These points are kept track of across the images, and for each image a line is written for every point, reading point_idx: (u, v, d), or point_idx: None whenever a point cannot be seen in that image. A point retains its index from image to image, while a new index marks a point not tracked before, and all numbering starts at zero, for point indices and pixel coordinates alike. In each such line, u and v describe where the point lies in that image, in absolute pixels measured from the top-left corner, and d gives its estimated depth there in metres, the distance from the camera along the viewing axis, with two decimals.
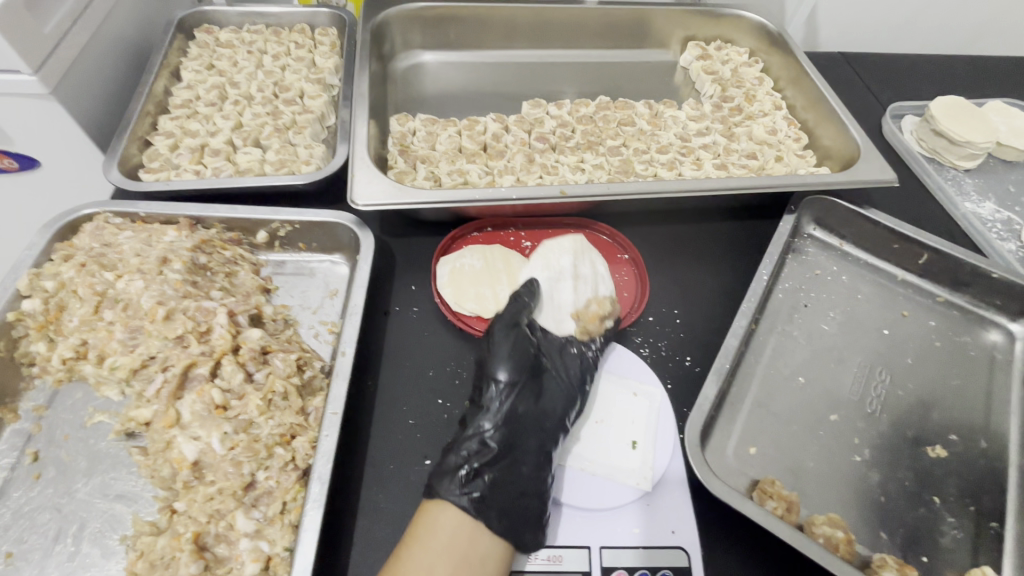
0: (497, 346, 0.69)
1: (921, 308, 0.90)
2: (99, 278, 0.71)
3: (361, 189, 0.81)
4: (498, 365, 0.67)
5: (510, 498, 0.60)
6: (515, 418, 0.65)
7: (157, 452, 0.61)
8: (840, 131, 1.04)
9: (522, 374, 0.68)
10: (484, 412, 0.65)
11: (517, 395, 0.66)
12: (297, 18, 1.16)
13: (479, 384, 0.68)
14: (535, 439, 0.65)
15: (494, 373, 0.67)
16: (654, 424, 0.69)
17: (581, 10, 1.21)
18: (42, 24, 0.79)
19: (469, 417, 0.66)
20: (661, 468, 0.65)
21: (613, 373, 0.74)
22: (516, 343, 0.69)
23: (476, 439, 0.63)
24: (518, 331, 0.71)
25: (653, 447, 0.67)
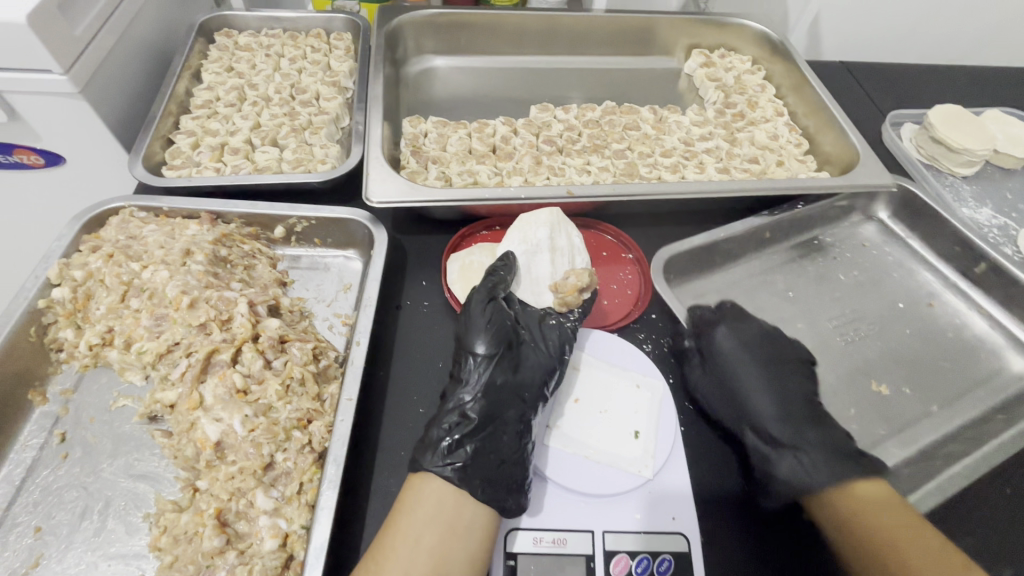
0: (474, 322, 0.72)
1: (918, 310, 0.93)
2: (125, 268, 0.74)
3: (376, 188, 0.84)
4: (475, 340, 0.71)
5: (492, 466, 0.62)
6: (493, 387, 0.67)
7: (181, 432, 0.63)
8: (840, 137, 1.07)
9: (499, 347, 0.70)
10: (464, 385, 0.68)
11: (494, 366, 0.69)
12: (313, 23, 1.19)
13: (459, 357, 0.72)
14: (514, 407, 0.67)
15: (471, 347, 0.70)
16: (655, 415, 0.71)
17: (588, 17, 1.24)
18: (73, 26, 0.83)
19: (452, 389, 0.69)
20: (662, 456, 0.68)
21: (615, 365, 0.76)
22: (492, 318, 0.73)
23: (457, 409, 0.66)
24: (493, 306, 0.74)
25: (654, 436, 0.69)
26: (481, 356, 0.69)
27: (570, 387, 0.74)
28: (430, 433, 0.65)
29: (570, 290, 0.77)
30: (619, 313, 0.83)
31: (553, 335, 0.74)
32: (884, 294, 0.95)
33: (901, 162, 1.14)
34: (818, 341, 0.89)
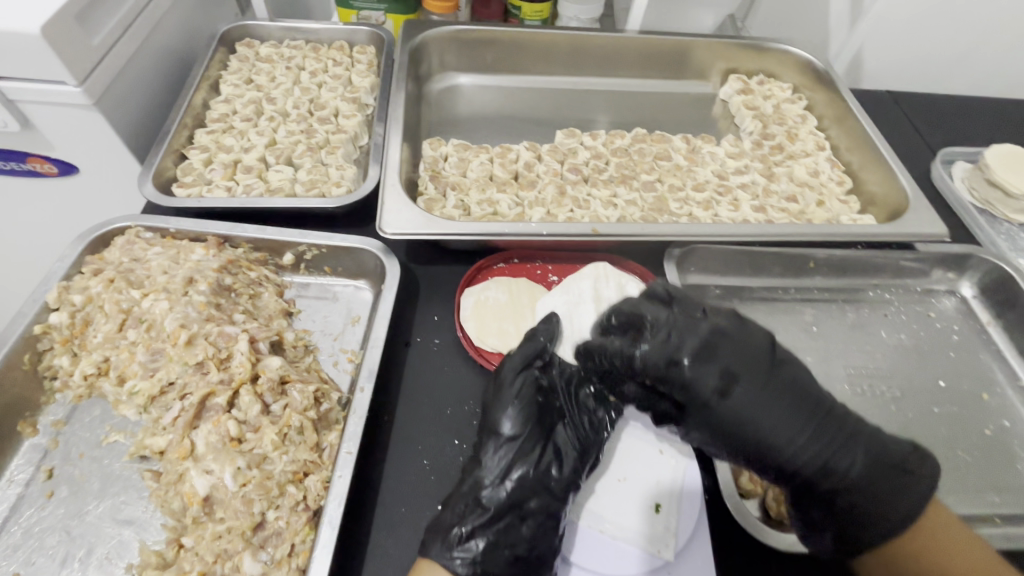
0: (505, 394, 0.67)
1: (967, 376, 0.86)
2: (126, 295, 0.71)
3: (390, 216, 0.80)
4: (502, 416, 0.65)
5: (505, 562, 0.58)
6: (515, 472, 0.62)
7: (169, 482, 0.60)
8: (888, 176, 1.00)
9: (528, 427, 0.65)
10: (486, 466, 0.63)
11: (520, 448, 0.64)
12: (337, 35, 1.16)
13: (484, 432, 0.66)
14: (537, 495, 0.61)
15: (499, 424, 0.65)
16: (679, 487, 0.66)
17: (621, 37, 1.19)
18: (90, 37, 0.80)
19: (471, 467, 0.64)
20: (685, 535, 0.62)
21: (640, 431, 0.71)
22: (524, 390, 0.67)
23: (471, 494, 0.61)
24: (528, 377, 0.68)
25: (677, 508, 0.64)
26: (507, 434, 0.64)
27: None
28: (441, 519, 0.60)
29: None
30: None
31: (587, 407, 0.69)
32: (931, 356, 0.87)
33: (951, 205, 1.06)
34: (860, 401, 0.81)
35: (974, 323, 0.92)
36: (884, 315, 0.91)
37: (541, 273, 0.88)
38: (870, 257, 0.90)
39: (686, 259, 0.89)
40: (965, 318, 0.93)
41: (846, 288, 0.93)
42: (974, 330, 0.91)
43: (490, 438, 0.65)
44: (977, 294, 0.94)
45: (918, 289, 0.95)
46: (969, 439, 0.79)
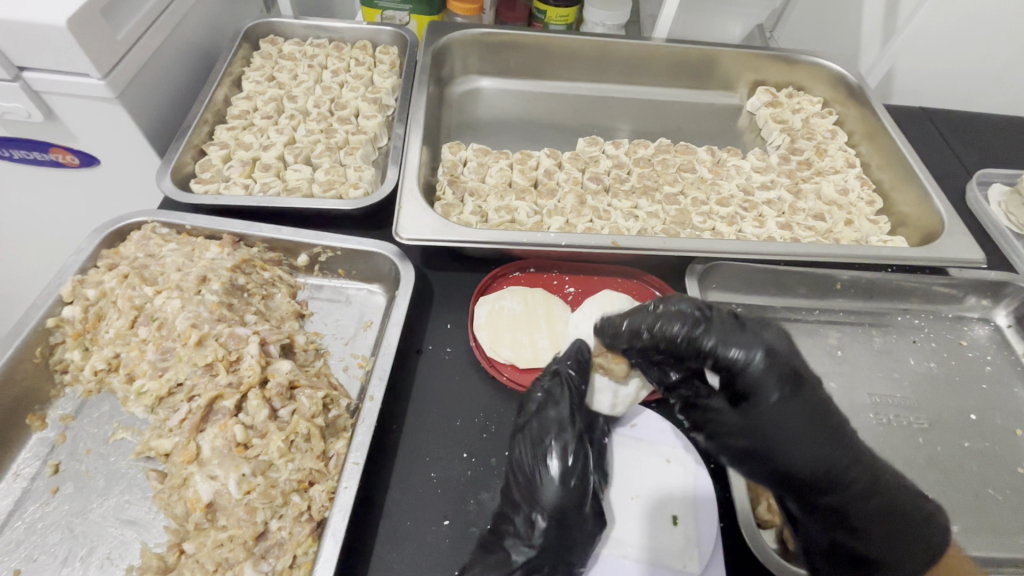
0: (544, 450, 0.62)
1: (1000, 409, 0.82)
2: (139, 292, 0.70)
3: (407, 221, 0.78)
4: (546, 477, 0.60)
5: None
6: (560, 542, 0.57)
7: (173, 487, 0.58)
8: (921, 197, 0.96)
9: (575, 506, 0.59)
10: (520, 532, 0.58)
11: (568, 517, 0.58)
12: (361, 34, 1.15)
13: (510, 489, 0.62)
14: (578, 569, 0.57)
15: (543, 485, 0.60)
16: (693, 495, 0.64)
17: (647, 45, 1.16)
18: (116, 30, 0.81)
19: (500, 528, 0.60)
20: (707, 545, 0.61)
21: (642, 441, 0.69)
22: (567, 445, 0.62)
23: (501, 559, 0.57)
24: (569, 431, 0.63)
25: (695, 521, 0.63)
26: (553, 499, 0.59)
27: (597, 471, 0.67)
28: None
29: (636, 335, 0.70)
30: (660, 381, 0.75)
31: (610, 458, 0.66)
32: (962, 388, 0.83)
33: (987, 229, 1.02)
34: (887, 431, 0.78)
35: (1008, 353, 0.88)
36: (912, 341, 0.88)
37: (557, 284, 0.86)
38: (900, 281, 0.87)
39: (707, 275, 0.86)
40: (999, 347, 0.89)
41: (874, 312, 0.90)
42: (1009, 361, 0.87)
43: (531, 501, 0.59)
44: (1013, 323, 0.90)
45: (949, 315, 0.91)
46: (1001, 477, 0.75)
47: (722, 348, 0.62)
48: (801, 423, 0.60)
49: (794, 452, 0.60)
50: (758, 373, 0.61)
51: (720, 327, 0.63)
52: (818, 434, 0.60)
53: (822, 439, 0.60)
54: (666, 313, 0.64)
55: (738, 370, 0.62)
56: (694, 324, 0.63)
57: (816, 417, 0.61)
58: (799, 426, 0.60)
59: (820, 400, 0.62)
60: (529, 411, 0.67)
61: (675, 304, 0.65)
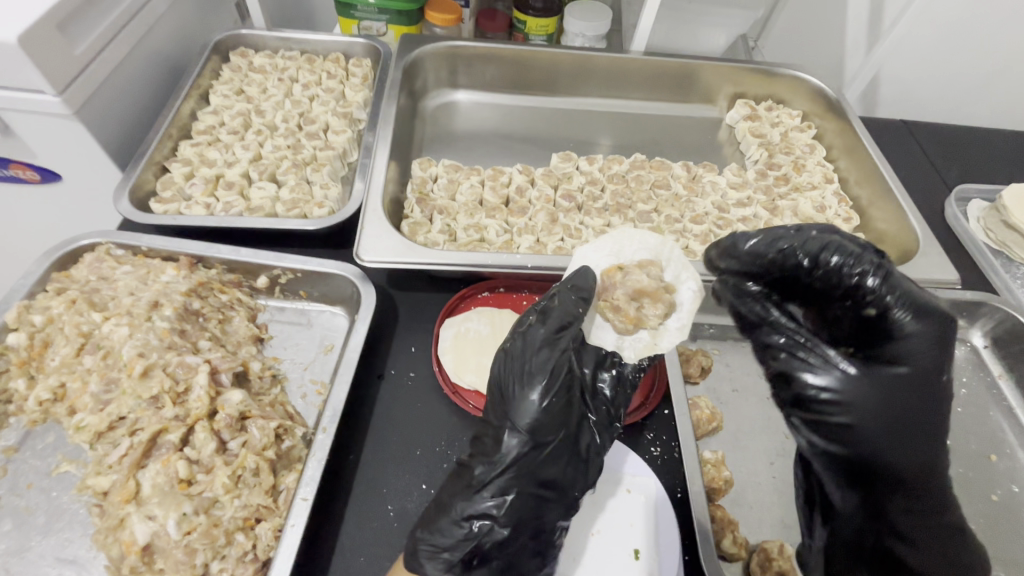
0: (529, 367, 0.56)
1: (974, 433, 0.81)
2: (87, 318, 0.69)
3: (370, 242, 0.77)
4: (524, 398, 0.55)
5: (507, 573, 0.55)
6: (535, 469, 0.55)
7: (109, 529, 0.56)
8: (898, 214, 0.95)
9: (553, 428, 0.55)
10: (494, 456, 0.55)
11: (547, 442, 0.55)
12: (333, 46, 1.13)
13: (492, 414, 0.58)
14: (550, 499, 0.55)
15: (522, 406, 0.55)
16: (654, 527, 0.63)
17: (624, 58, 1.14)
18: (73, 46, 0.78)
19: (473, 459, 0.57)
20: None
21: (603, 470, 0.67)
22: (557, 363, 0.56)
23: (474, 489, 0.55)
24: (559, 351, 0.56)
25: (656, 553, 0.61)
26: (535, 424, 0.55)
27: None
28: (440, 524, 0.55)
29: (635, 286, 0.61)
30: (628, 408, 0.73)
31: (611, 389, 0.63)
32: None
33: (965, 246, 1.01)
34: None
35: (984, 374, 0.87)
36: None
37: (526, 304, 0.84)
38: None
39: None
40: (975, 369, 0.87)
41: None
42: (985, 384, 0.86)
43: (508, 422, 0.56)
44: (989, 344, 0.89)
45: None
46: (974, 503, 0.74)
47: (893, 303, 0.60)
48: (902, 411, 0.59)
49: (883, 427, 0.59)
50: (912, 338, 0.60)
51: (906, 296, 0.60)
52: (914, 427, 0.59)
53: (915, 437, 0.59)
54: (842, 262, 0.62)
55: (900, 335, 0.60)
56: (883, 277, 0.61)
57: (920, 420, 0.59)
58: (896, 417, 0.59)
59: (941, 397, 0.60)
60: (517, 330, 0.60)
61: (887, 262, 0.62)
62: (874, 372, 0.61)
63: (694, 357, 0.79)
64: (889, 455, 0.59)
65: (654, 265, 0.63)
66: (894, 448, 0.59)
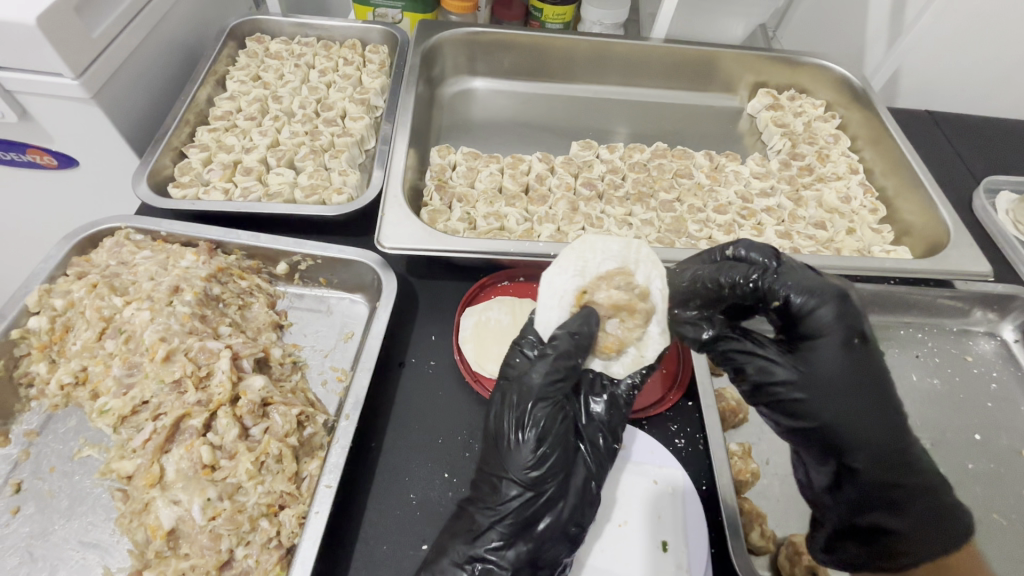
0: (520, 414, 0.57)
1: (1005, 428, 0.79)
2: (107, 302, 0.68)
3: (390, 229, 0.76)
4: (517, 447, 0.56)
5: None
6: (531, 512, 0.55)
7: (133, 513, 0.56)
8: (926, 205, 0.93)
9: (550, 471, 0.56)
10: (492, 500, 0.56)
11: (543, 483, 0.55)
12: (350, 33, 1.12)
13: (488, 455, 0.59)
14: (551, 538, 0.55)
15: (517, 454, 0.56)
16: (682, 519, 0.61)
17: (644, 45, 1.12)
18: (91, 29, 0.77)
19: (473, 500, 0.57)
20: (698, 571, 0.58)
21: (629, 462, 0.66)
22: (548, 410, 0.57)
23: (479, 529, 0.55)
24: (548, 398, 0.58)
25: (685, 546, 0.59)
26: (529, 469, 0.55)
27: None
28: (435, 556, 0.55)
29: (606, 307, 0.63)
30: (651, 400, 0.71)
31: (604, 412, 0.61)
32: (966, 406, 0.80)
33: (994, 238, 0.98)
34: None
35: (1014, 369, 0.85)
36: (915, 355, 0.84)
37: None
38: (905, 293, 0.84)
39: None
40: (1005, 363, 0.85)
41: (877, 325, 0.86)
42: (1015, 378, 0.84)
43: (502, 468, 0.56)
44: (1020, 338, 0.87)
45: (953, 329, 0.88)
46: (1006, 498, 0.73)
47: (791, 292, 0.61)
48: (858, 394, 0.60)
49: (841, 409, 0.59)
50: (824, 322, 0.60)
51: (828, 290, 0.61)
52: (888, 406, 0.61)
53: (880, 412, 0.60)
54: (725, 269, 0.64)
55: (803, 317, 0.61)
56: (763, 271, 0.63)
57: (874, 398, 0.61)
58: (872, 395, 0.60)
59: (881, 362, 0.62)
60: (509, 376, 0.61)
61: (755, 246, 0.65)
62: (846, 348, 0.60)
63: None
64: (846, 434, 0.59)
65: (622, 274, 0.64)
66: (852, 424, 0.59)
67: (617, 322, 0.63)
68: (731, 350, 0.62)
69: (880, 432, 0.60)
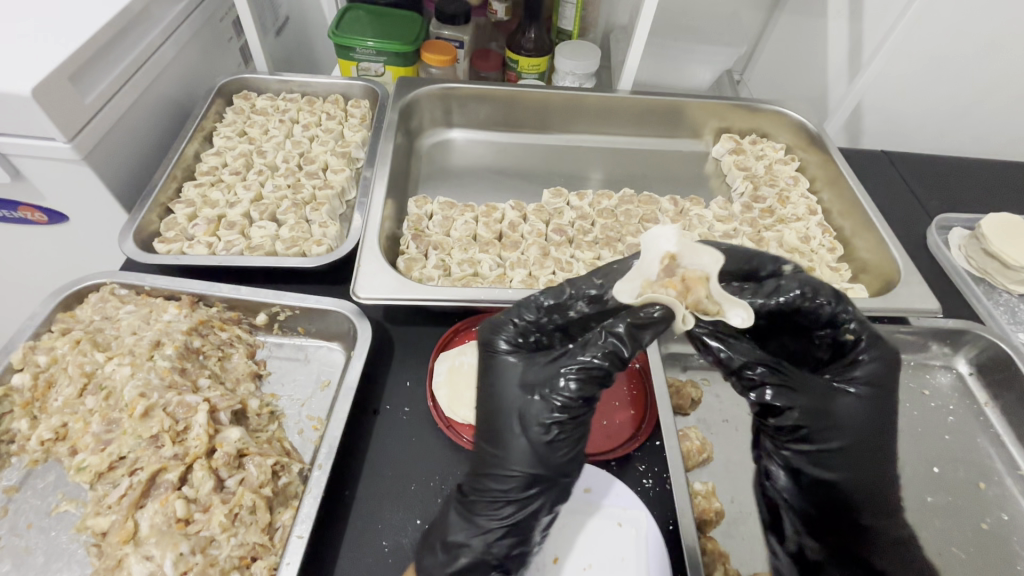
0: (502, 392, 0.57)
1: (962, 460, 0.82)
2: (90, 358, 0.71)
3: (366, 280, 0.79)
4: (497, 423, 0.57)
5: None
6: (538, 483, 0.54)
7: (106, 569, 0.57)
8: (879, 244, 0.98)
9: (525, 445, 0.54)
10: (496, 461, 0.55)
11: (558, 459, 0.53)
12: (333, 89, 1.18)
13: (498, 421, 0.56)
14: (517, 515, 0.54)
15: (537, 427, 0.53)
16: (646, 561, 0.63)
17: (612, 96, 1.19)
18: (84, 96, 0.82)
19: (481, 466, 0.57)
20: None
21: (596, 503, 0.67)
22: (581, 386, 0.52)
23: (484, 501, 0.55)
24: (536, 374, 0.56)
25: None
26: (547, 446, 0.53)
27: (549, 542, 0.65)
28: None
29: (680, 285, 0.55)
30: (620, 440, 0.74)
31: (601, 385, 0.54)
32: (925, 440, 0.83)
33: (947, 274, 1.03)
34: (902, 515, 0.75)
35: (971, 402, 0.88)
36: None
37: None
38: None
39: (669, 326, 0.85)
40: (961, 396, 0.89)
41: None
42: (971, 411, 0.87)
43: (518, 437, 0.54)
44: (974, 371, 0.90)
45: (911, 363, 0.91)
46: (962, 530, 0.75)
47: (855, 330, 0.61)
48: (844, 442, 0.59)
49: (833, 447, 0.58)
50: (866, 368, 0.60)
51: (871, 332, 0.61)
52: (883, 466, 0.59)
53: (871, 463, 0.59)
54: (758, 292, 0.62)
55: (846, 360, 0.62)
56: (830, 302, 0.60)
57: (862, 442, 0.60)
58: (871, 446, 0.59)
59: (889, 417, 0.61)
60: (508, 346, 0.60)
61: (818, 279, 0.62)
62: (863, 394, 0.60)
63: (684, 388, 0.80)
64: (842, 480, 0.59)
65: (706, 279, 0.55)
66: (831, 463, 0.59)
67: (677, 296, 0.54)
68: (746, 374, 0.57)
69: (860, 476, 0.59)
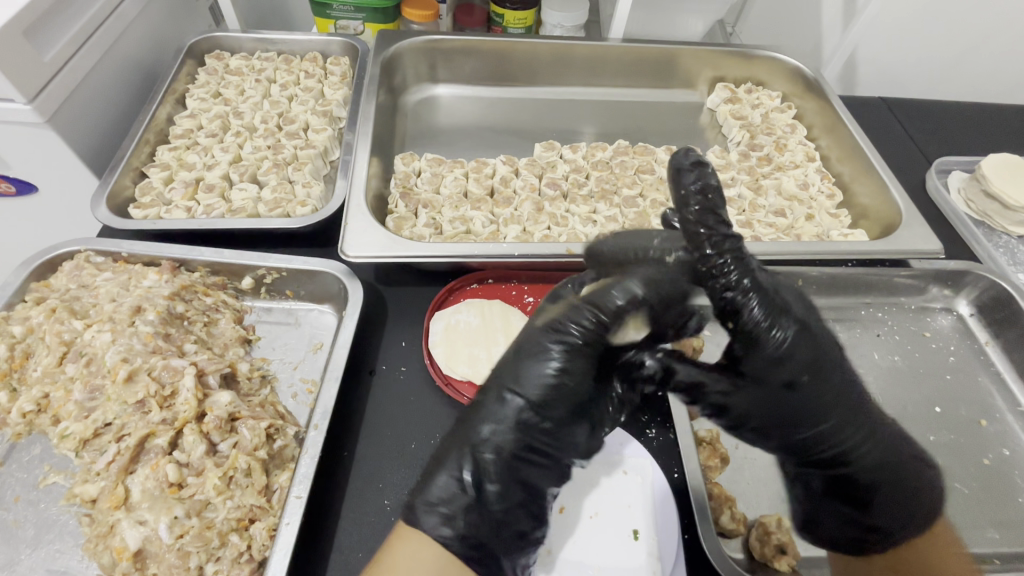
0: (542, 347, 0.57)
1: (963, 399, 0.82)
2: (67, 326, 0.68)
3: (353, 238, 0.76)
4: (535, 366, 0.56)
5: None
6: (566, 438, 0.57)
7: (98, 536, 0.56)
8: (880, 188, 0.96)
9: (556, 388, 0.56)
10: (505, 418, 0.56)
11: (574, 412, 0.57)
12: (310, 46, 1.12)
13: (523, 367, 0.57)
14: (539, 461, 0.57)
15: (558, 368, 0.56)
16: (651, 505, 0.62)
17: (602, 46, 1.14)
18: (41, 53, 0.77)
19: (501, 394, 0.57)
20: (669, 559, 0.59)
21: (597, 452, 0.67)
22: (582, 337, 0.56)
23: (506, 463, 0.55)
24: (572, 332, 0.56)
25: (655, 532, 0.61)
26: (568, 394, 0.56)
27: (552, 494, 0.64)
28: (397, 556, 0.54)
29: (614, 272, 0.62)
30: None
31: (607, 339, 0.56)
32: (926, 380, 0.83)
33: (948, 218, 1.01)
34: None
35: (972, 342, 0.88)
36: (876, 334, 0.87)
37: (516, 294, 0.83)
38: (861, 274, 0.86)
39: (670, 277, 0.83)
40: (962, 337, 0.88)
41: (839, 307, 0.88)
42: (972, 351, 0.87)
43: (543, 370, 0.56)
44: (975, 311, 0.90)
45: (913, 306, 0.90)
46: (966, 467, 0.75)
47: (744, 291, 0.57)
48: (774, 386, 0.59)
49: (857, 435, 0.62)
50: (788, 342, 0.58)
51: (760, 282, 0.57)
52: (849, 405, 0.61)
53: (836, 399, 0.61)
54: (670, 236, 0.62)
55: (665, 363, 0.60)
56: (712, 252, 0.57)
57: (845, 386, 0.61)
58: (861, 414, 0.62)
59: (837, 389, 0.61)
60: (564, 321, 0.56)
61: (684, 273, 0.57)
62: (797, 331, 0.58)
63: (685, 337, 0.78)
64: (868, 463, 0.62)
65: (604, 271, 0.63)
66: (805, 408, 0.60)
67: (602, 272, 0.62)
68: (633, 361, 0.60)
69: (826, 417, 0.61)
